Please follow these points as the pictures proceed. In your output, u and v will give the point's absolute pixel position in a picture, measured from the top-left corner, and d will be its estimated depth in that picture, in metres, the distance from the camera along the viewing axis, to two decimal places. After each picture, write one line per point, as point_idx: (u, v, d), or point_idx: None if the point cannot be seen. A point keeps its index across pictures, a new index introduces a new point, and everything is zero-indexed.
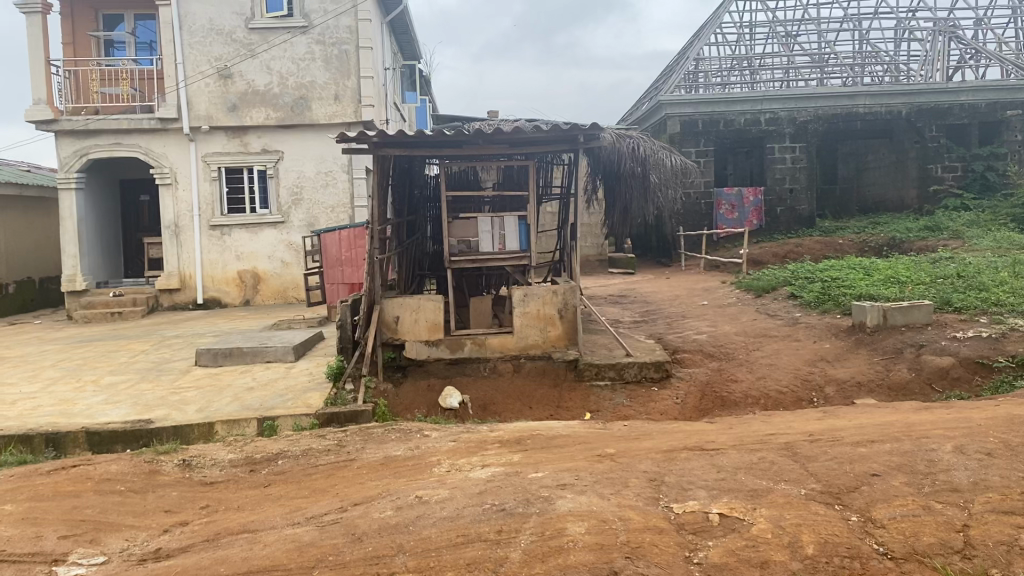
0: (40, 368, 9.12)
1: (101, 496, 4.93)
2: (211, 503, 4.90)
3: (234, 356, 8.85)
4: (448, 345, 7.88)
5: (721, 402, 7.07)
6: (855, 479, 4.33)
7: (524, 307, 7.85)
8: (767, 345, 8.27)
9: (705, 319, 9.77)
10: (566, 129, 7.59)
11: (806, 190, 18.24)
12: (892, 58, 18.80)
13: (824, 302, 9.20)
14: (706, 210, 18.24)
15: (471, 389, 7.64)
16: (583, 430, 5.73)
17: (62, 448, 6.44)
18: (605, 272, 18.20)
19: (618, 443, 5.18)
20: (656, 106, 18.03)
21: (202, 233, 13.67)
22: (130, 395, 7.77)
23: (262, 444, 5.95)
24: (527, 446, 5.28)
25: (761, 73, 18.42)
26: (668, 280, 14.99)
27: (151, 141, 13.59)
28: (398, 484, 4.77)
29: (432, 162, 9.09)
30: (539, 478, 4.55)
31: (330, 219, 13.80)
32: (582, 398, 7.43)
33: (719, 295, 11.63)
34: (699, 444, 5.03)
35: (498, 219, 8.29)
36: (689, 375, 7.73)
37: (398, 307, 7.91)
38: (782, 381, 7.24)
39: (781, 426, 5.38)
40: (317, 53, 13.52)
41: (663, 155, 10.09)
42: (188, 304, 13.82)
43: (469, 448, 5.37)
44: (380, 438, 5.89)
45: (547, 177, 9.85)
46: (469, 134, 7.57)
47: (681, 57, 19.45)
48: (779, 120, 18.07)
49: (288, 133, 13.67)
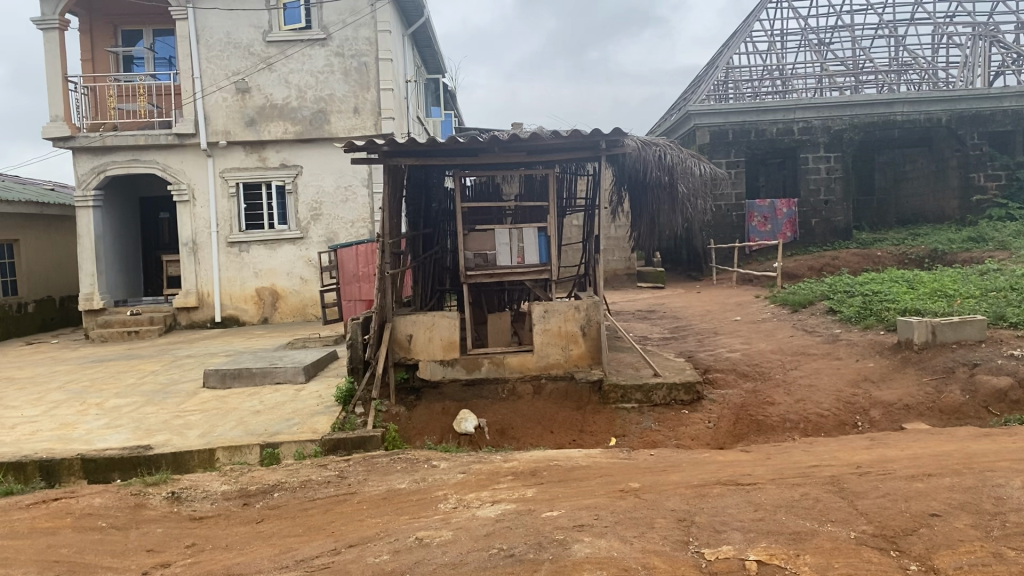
0: (46, 390, 8.79)
1: (80, 534, 4.53)
2: (198, 541, 4.48)
3: (243, 377, 8.49)
4: (464, 364, 7.44)
5: (757, 426, 6.54)
6: (913, 521, 3.80)
7: (545, 324, 7.39)
8: (805, 364, 7.73)
9: (738, 336, 9.23)
10: (586, 135, 7.08)
11: (842, 201, 17.62)
12: (930, 62, 18.14)
13: (865, 318, 8.64)
14: (738, 222, 17.65)
15: (488, 412, 7.17)
16: (604, 460, 5.23)
17: (55, 476, 6.08)
18: (634, 287, 17.69)
19: (644, 476, 4.68)
20: (685, 117, 17.52)
21: (220, 250, 13.39)
22: (131, 419, 7.40)
23: (259, 475, 5.55)
24: (542, 479, 4.81)
25: (793, 81, 17.84)
26: (699, 295, 14.43)
27: (168, 157, 13.37)
28: (399, 524, 4.32)
29: (450, 173, 8.66)
30: (555, 517, 4.08)
31: (349, 235, 13.45)
32: (606, 422, 6.92)
33: (752, 310, 11.07)
34: (733, 478, 4.51)
35: (516, 231, 7.85)
36: (722, 397, 7.21)
37: (411, 325, 7.48)
38: (823, 404, 6.69)
39: (825, 456, 4.85)
40: (336, 65, 13.23)
41: (694, 163, 9.47)
42: (205, 322, 13.53)
43: (480, 480, 4.91)
44: (384, 469, 5.46)
45: (570, 188, 9.41)
46: (484, 142, 7.18)
47: (709, 67, 18.93)
48: (812, 129, 17.48)
49: (306, 147, 13.38)
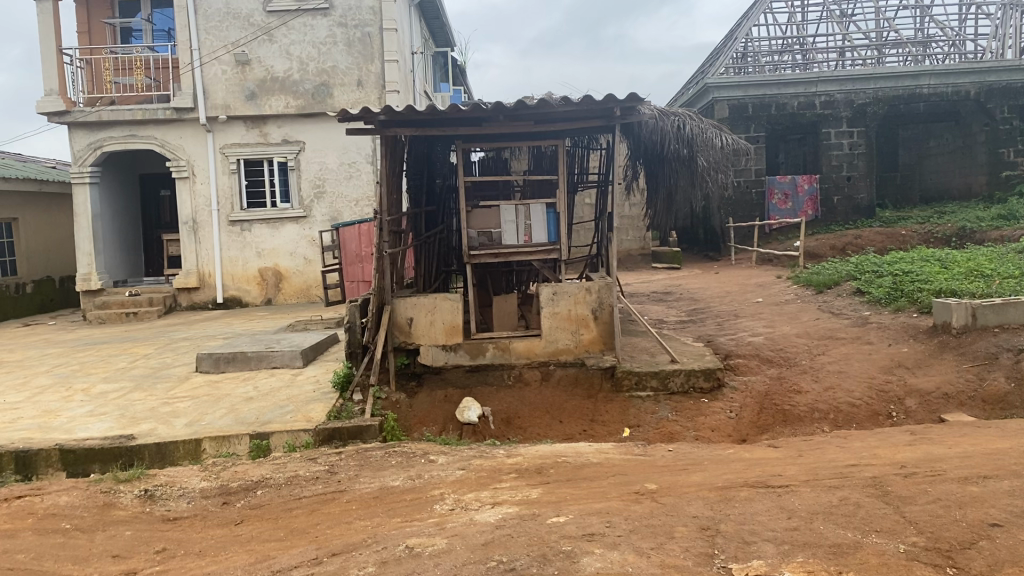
0: (33, 374, 8.40)
1: (40, 537, 4.11)
2: (169, 545, 4.06)
3: (238, 361, 8.08)
4: (467, 350, 6.99)
5: (783, 417, 6.06)
6: (970, 531, 3.32)
7: (554, 307, 6.92)
8: (834, 348, 7.23)
9: (761, 319, 8.71)
10: (599, 101, 6.52)
11: (865, 178, 17.02)
12: (958, 32, 17.41)
13: (896, 299, 8.13)
14: (757, 200, 17.08)
15: (492, 400, 6.73)
16: (618, 457, 4.75)
17: (30, 468, 5.67)
18: (649, 267, 17.18)
19: (662, 476, 4.21)
20: (702, 90, 16.92)
21: (221, 229, 12.98)
22: (117, 406, 7.00)
23: (243, 470, 5.12)
24: (550, 478, 4.35)
25: (814, 54, 17.14)
26: (716, 275, 13.91)
27: (166, 133, 12.92)
28: (388, 529, 3.88)
29: (456, 146, 8.16)
30: (562, 524, 3.62)
31: (354, 213, 13.02)
32: (619, 411, 6.46)
33: (774, 291, 10.54)
34: (761, 479, 4.03)
35: (523, 207, 7.36)
36: (744, 385, 6.72)
37: (411, 308, 7.02)
38: (854, 392, 6.20)
39: (863, 453, 4.36)
40: (339, 36, 12.73)
41: (715, 135, 8.88)
42: (206, 304, 13.15)
43: (481, 479, 4.47)
44: (378, 464, 5.02)
45: (581, 163, 8.91)
46: (489, 110, 6.66)
47: (728, 39, 18.26)
48: (835, 102, 16.84)
49: (309, 123, 12.89)
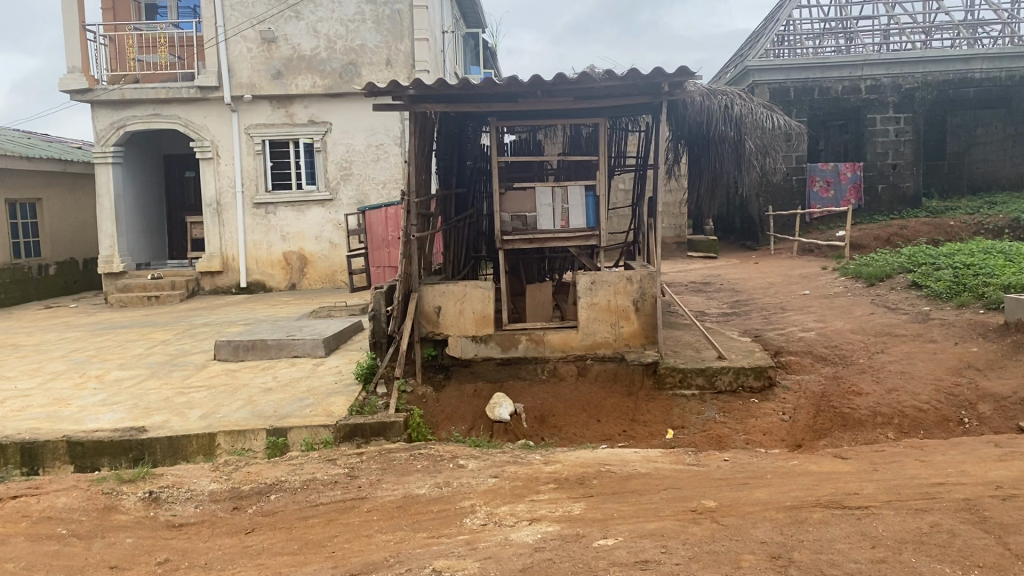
0: (47, 359, 8.09)
1: (32, 544, 3.74)
2: (172, 556, 3.66)
3: (258, 350, 7.72)
4: (498, 342, 6.56)
5: (842, 422, 5.56)
6: None
7: (592, 297, 6.46)
8: (894, 347, 6.70)
9: (810, 313, 8.20)
10: (645, 75, 6.01)
11: (912, 166, 16.33)
12: (1013, 14, 16.60)
13: (959, 293, 7.60)
14: (798, 187, 16.46)
15: (525, 396, 6.31)
16: (668, 467, 4.29)
17: (37, 462, 5.33)
18: (683, 257, 16.63)
19: (721, 492, 3.76)
20: (742, 74, 16.30)
21: (245, 212, 12.64)
22: (131, 396, 6.65)
23: (256, 471, 4.72)
24: (592, 491, 3.91)
25: (860, 36, 16.38)
26: (757, 266, 13.34)
27: (190, 112, 12.56)
28: (413, 546, 3.46)
29: (488, 127, 7.72)
30: (610, 548, 3.18)
31: (380, 196, 12.64)
32: (662, 411, 6.00)
33: (821, 283, 9.98)
34: (835, 498, 3.56)
35: (561, 189, 6.90)
36: (797, 384, 6.23)
37: (439, 296, 6.59)
38: (920, 395, 5.69)
39: (949, 469, 3.87)
40: (367, 13, 12.30)
41: (764, 117, 8.33)
42: (229, 288, 12.84)
43: (516, 488, 4.03)
44: (402, 469, 4.60)
45: (619, 146, 8.41)
46: (527, 86, 6.18)
47: (769, 20, 17.55)
48: (881, 87, 16.11)
49: (335, 102, 12.48)
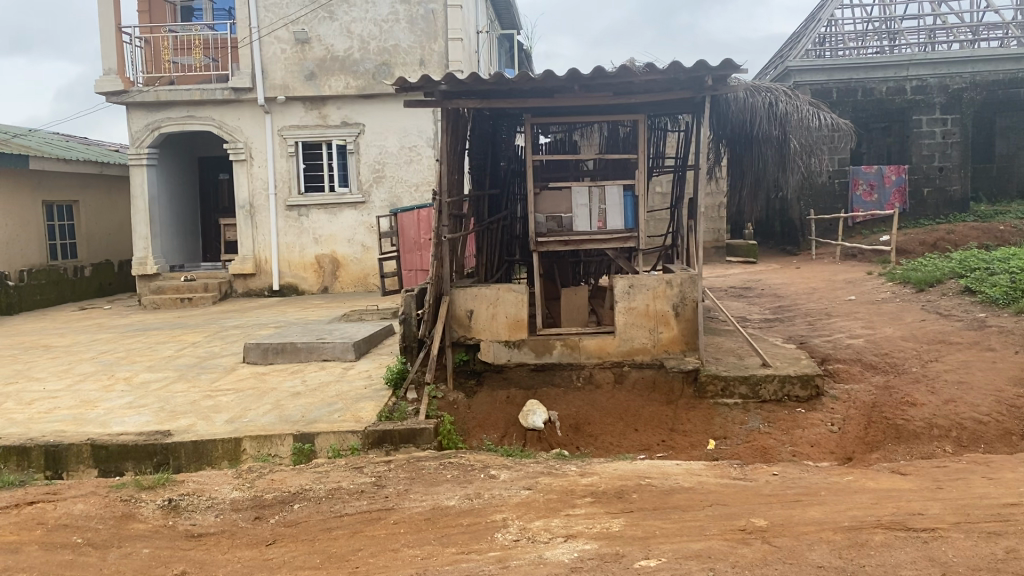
0: (78, 360, 8.03)
1: (47, 553, 3.59)
2: (189, 568, 3.48)
3: (287, 353, 7.58)
4: (532, 347, 6.35)
5: (896, 434, 5.25)
6: None
7: (629, 302, 6.21)
8: (948, 355, 6.37)
9: (857, 319, 7.87)
10: (687, 69, 5.78)
11: (960, 169, 15.81)
12: None
13: (1016, 299, 7.24)
14: (841, 191, 16.08)
15: (560, 404, 6.08)
16: (713, 480, 4.04)
17: (61, 465, 5.21)
18: (722, 261, 16.29)
19: (772, 509, 3.50)
20: (783, 74, 15.93)
21: (278, 214, 12.56)
22: (158, 398, 6.54)
23: (280, 479, 4.55)
24: (633, 505, 3.67)
25: (905, 35, 15.87)
26: (799, 271, 12.99)
27: (224, 114, 12.51)
28: (440, 563, 3.25)
29: (523, 127, 7.55)
30: (652, 570, 2.94)
31: (413, 199, 12.50)
32: (703, 421, 5.74)
33: (867, 288, 9.63)
34: (898, 519, 3.29)
35: (598, 189, 6.67)
36: (846, 394, 5.93)
37: (472, 299, 6.38)
38: (980, 407, 5.36)
39: (1021, 489, 3.58)
40: (401, 13, 12.17)
41: (808, 115, 8.02)
42: (262, 291, 12.77)
43: (551, 502, 3.81)
44: (431, 478, 4.40)
45: (658, 145, 8.17)
46: (563, 80, 5.98)
47: (810, 20, 17.14)
48: (927, 88, 15.66)
49: (369, 104, 12.37)
